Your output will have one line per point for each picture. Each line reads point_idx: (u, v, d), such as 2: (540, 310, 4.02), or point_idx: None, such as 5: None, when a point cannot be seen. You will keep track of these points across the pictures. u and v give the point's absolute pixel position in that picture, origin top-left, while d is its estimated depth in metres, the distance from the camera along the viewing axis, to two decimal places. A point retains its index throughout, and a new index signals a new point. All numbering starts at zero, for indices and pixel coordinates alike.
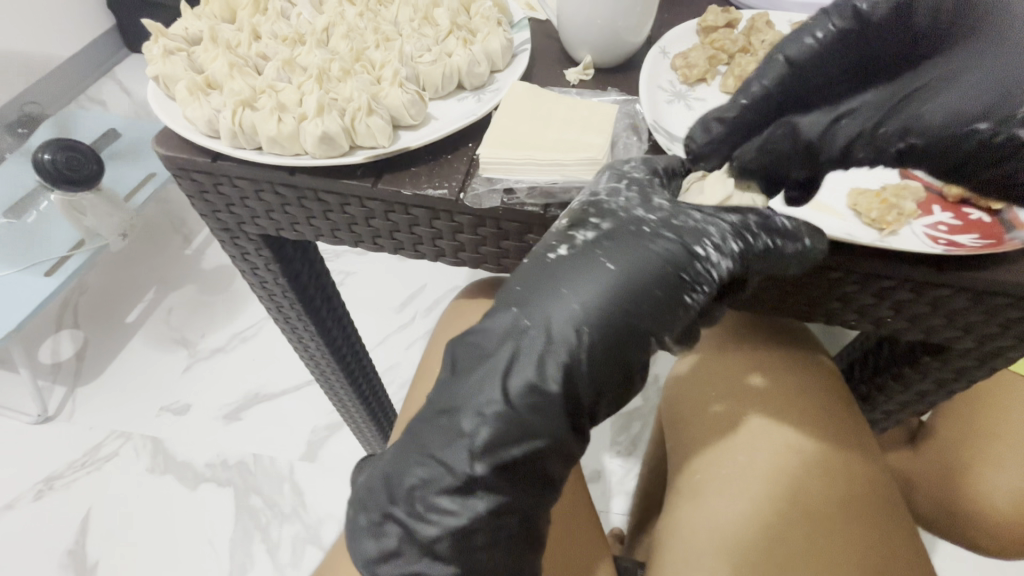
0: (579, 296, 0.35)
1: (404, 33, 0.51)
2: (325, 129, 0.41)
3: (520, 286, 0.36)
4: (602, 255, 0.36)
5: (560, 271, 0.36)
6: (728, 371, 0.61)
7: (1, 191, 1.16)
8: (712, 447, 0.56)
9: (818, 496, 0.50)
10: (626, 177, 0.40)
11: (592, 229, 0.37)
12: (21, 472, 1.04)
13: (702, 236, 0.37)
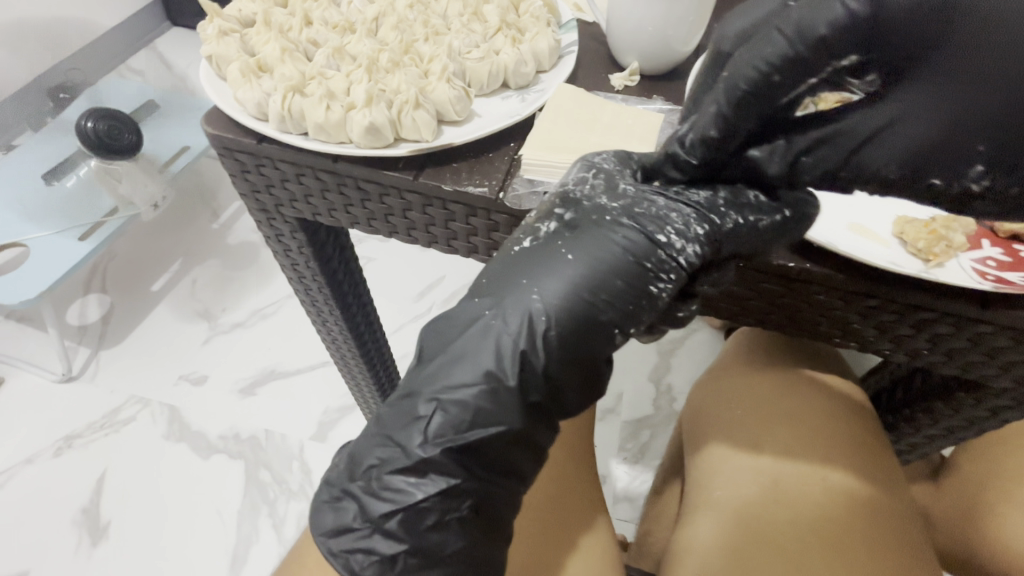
0: (540, 281, 0.35)
1: (453, 28, 0.52)
2: (373, 120, 0.42)
3: (523, 281, 0.35)
4: (564, 248, 0.35)
5: (524, 264, 0.35)
6: (740, 394, 0.62)
7: (42, 155, 1.19)
8: (707, 468, 0.57)
9: (829, 520, 0.50)
10: (595, 168, 0.39)
11: (555, 220, 0.37)
12: (43, 428, 1.07)
13: (662, 221, 0.36)
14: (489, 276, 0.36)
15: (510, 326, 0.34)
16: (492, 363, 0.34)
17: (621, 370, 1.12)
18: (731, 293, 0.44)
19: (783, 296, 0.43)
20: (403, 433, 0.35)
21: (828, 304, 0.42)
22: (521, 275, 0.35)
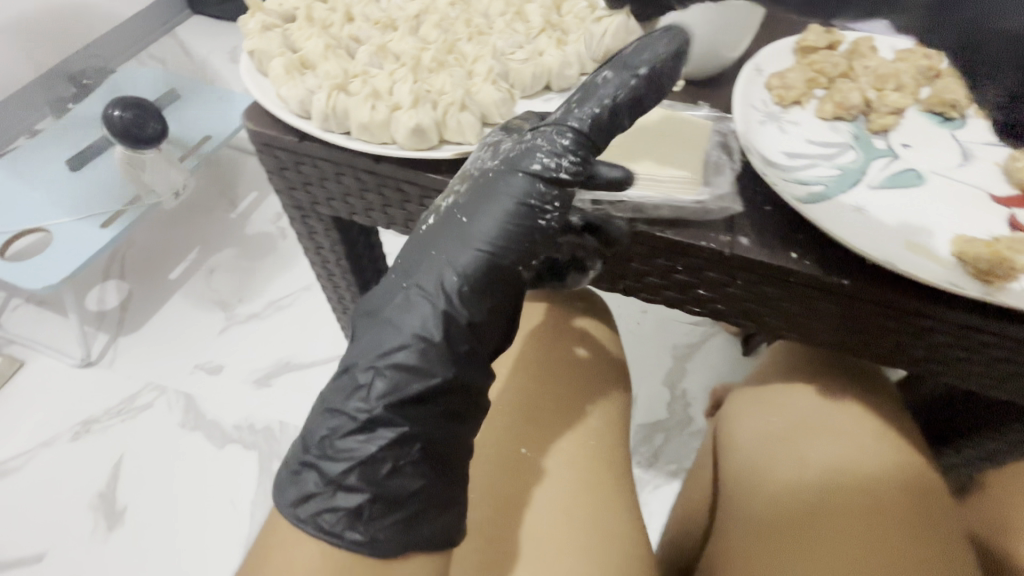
0: (440, 245, 0.38)
1: (496, 27, 0.51)
2: (419, 122, 0.41)
3: (434, 252, 0.38)
4: (462, 216, 0.38)
5: (429, 236, 0.38)
6: (781, 405, 0.62)
7: (66, 141, 1.19)
8: (732, 474, 0.58)
9: (887, 526, 0.49)
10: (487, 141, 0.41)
11: (452, 194, 0.40)
12: (61, 412, 1.08)
13: (534, 153, 0.38)
14: (409, 255, 0.39)
15: (414, 279, 0.38)
16: (418, 326, 0.36)
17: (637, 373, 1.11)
18: (780, 309, 0.43)
19: (835, 313, 0.42)
20: (348, 401, 0.36)
21: (880, 322, 0.41)
22: (434, 246, 0.38)
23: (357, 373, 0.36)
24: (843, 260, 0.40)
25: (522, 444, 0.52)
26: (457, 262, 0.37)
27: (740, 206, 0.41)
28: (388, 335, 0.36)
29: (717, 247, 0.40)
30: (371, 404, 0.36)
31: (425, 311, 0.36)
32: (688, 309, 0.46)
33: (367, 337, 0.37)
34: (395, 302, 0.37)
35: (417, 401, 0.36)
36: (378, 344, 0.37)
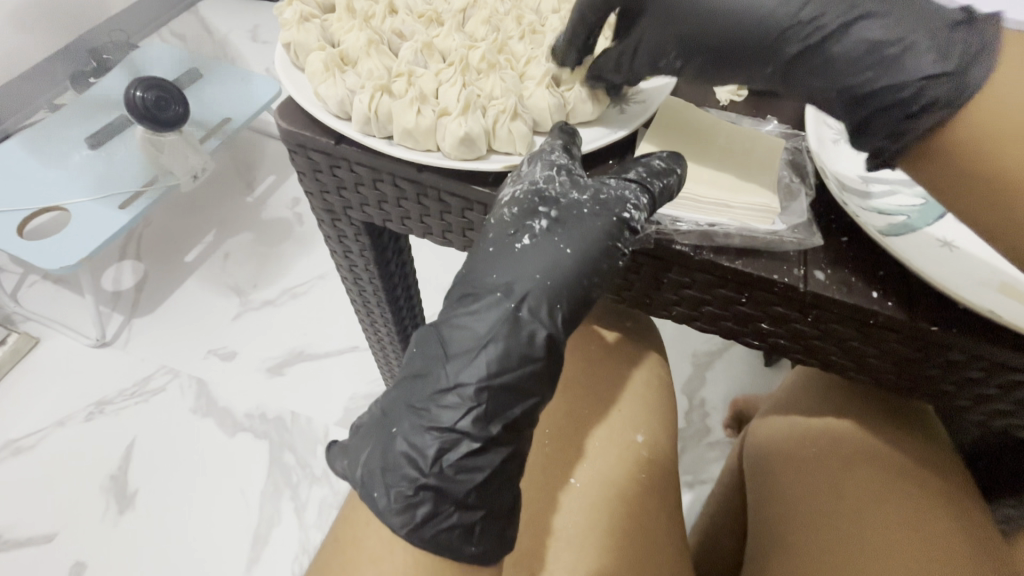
0: (529, 266, 0.37)
1: (549, 25, 0.47)
2: (468, 130, 0.38)
3: (497, 274, 0.37)
4: (564, 246, 0.37)
5: (520, 263, 0.37)
6: (812, 427, 0.56)
7: (86, 120, 1.17)
8: (768, 494, 0.54)
9: (931, 565, 0.45)
10: (557, 165, 0.38)
11: (542, 219, 0.37)
12: (75, 392, 1.07)
13: (622, 203, 0.37)
14: (483, 263, 0.37)
15: (488, 295, 0.37)
16: (516, 345, 0.35)
17: None
18: (851, 350, 0.39)
19: (914, 357, 0.38)
20: (438, 413, 0.35)
21: (965, 371, 0.37)
22: (501, 270, 0.37)
23: (452, 399, 0.35)
24: (931, 301, 0.36)
25: (571, 474, 0.49)
26: (536, 283, 0.36)
27: (818, 238, 0.38)
28: (481, 358, 0.35)
29: (792, 282, 0.36)
30: (469, 426, 0.35)
31: (517, 338, 0.35)
32: (749, 340, 0.42)
33: (458, 361, 0.36)
34: (473, 325, 0.36)
35: (514, 411, 0.36)
36: (474, 366, 0.35)
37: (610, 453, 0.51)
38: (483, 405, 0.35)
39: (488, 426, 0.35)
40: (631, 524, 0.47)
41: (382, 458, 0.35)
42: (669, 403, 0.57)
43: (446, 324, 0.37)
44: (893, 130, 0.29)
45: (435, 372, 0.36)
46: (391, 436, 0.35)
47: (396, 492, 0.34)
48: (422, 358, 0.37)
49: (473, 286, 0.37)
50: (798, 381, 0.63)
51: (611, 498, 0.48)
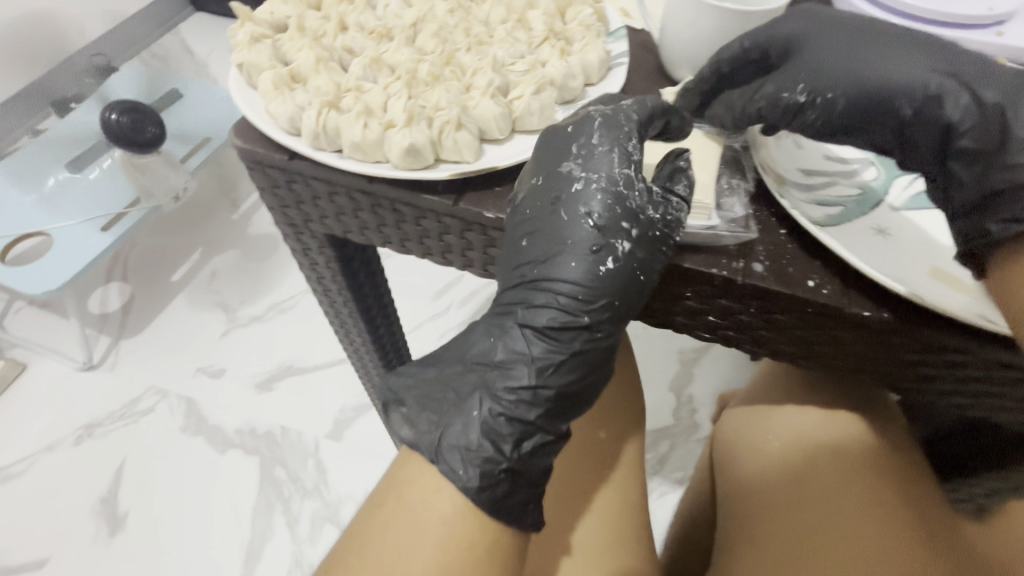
0: (605, 285, 0.37)
1: (497, 36, 0.48)
2: (413, 141, 0.39)
3: (574, 291, 0.38)
4: (640, 270, 0.37)
5: (594, 281, 0.38)
6: (777, 421, 0.58)
7: (64, 144, 1.16)
8: (738, 494, 0.54)
9: (885, 542, 0.46)
10: (632, 162, 0.39)
11: (623, 239, 0.37)
12: (65, 416, 1.07)
13: (678, 226, 0.38)
14: (555, 270, 0.38)
15: (572, 312, 0.38)
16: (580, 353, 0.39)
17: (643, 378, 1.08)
18: (794, 338, 0.40)
19: (858, 343, 0.39)
20: (518, 409, 0.38)
21: (904, 353, 0.38)
22: (584, 290, 0.38)
23: (527, 396, 0.38)
24: (861, 287, 0.37)
25: None
26: (610, 306, 0.38)
27: (753, 231, 0.39)
28: (559, 370, 0.38)
29: (729, 274, 0.37)
30: (544, 422, 0.39)
31: (587, 356, 0.39)
32: (699, 333, 0.43)
33: (541, 368, 0.38)
34: (552, 337, 0.38)
35: (573, 411, 0.40)
36: (554, 375, 0.38)
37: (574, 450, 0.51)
38: (554, 404, 0.39)
39: (558, 423, 0.40)
40: (589, 517, 0.48)
41: (461, 434, 0.37)
42: (635, 396, 0.58)
43: (523, 334, 0.39)
44: (1014, 215, 0.33)
45: (517, 370, 0.38)
46: (476, 422, 0.37)
47: (475, 469, 0.36)
48: (505, 351, 0.39)
49: (556, 295, 0.38)
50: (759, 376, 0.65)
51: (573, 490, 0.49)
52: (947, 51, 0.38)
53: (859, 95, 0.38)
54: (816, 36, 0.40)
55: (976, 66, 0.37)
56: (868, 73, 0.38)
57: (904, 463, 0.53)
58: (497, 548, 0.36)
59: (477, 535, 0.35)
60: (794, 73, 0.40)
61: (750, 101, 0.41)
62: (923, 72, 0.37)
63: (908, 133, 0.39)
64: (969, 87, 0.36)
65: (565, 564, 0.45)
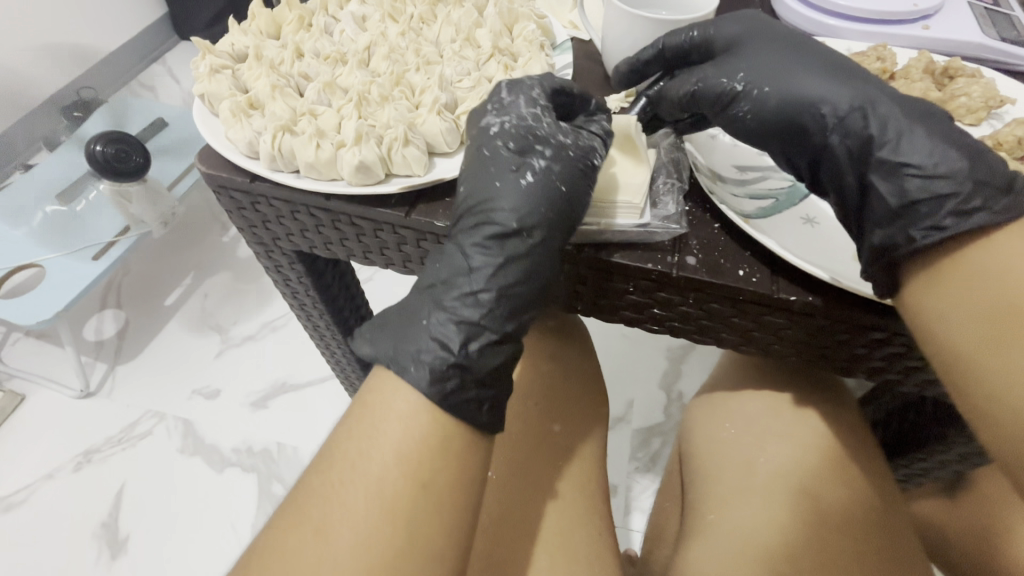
0: (529, 197, 0.39)
1: (445, 55, 0.51)
2: (362, 158, 0.41)
3: (505, 205, 0.39)
4: (558, 184, 0.39)
5: (517, 196, 0.39)
6: (732, 412, 0.61)
7: (50, 175, 1.16)
8: (704, 495, 0.55)
9: (822, 519, 0.49)
10: (538, 104, 0.42)
11: (538, 159, 0.40)
12: (59, 446, 1.05)
13: (590, 153, 0.41)
14: (482, 189, 0.39)
15: (502, 223, 0.39)
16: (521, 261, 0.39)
17: (631, 376, 1.05)
18: (733, 325, 0.43)
19: (791, 327, 0.41)
20: (464, 309, 0.38)
21: (834, 335, 0.41)
22: (509, 203, 0.39)
23: (470, 300, 0.38)
24: (789, 276, 0.40)
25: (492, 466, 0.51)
26: (540, 217, 0.39)
27: (686, 226, 0.42)
28: (499, 274, 0.39)
29: (664, 269, 0.40)
30: (492, 321, 0.39)
31: (526, 261, 0.39)
32: (647, 326, 0.47)
33: (481, 273, 0.38)
34: (488, 247, 0.39)
35: (526, 315, 0.40)
36: (495, 277, 0.39)
37: (532, 442, 0.53)
38: (501, 304, 0.39)
39: (507, 323, 0.39)
40: (556, 507, 0.50)
41: (411, 341, 0.38)
42: (596, 389, 0.61)
43: (461, 246, 0.39)
44: (931, 227, 0.34)
45: (459, 281, 0.39)
46: (424, 329, 0.38)
47: (427, 367, 0.36)
48: (449, 271, 0.39)
49: (486, 216, 0.39)
50: (727, 366, 0.67)
51: (532, 481, 0.51)
52: (865, 74, 0.40)
53: (787, 99, 0.39)
54: (757, 41, 0.42)
55: (895, 98, 0.38)
56: (801, 85, 0.39)
57: (862, 458, 0.55)
58: (453, 449, 0.35)
59: (431, 431, 0.35)
60: (738, 66, 0.41)
61: (685, 87, 0.42)
62: (845, 89, 0.39)
63: (827, 149, 0.39)
64: (887, 117, 0.37)
65: (536, 551, 0.47)
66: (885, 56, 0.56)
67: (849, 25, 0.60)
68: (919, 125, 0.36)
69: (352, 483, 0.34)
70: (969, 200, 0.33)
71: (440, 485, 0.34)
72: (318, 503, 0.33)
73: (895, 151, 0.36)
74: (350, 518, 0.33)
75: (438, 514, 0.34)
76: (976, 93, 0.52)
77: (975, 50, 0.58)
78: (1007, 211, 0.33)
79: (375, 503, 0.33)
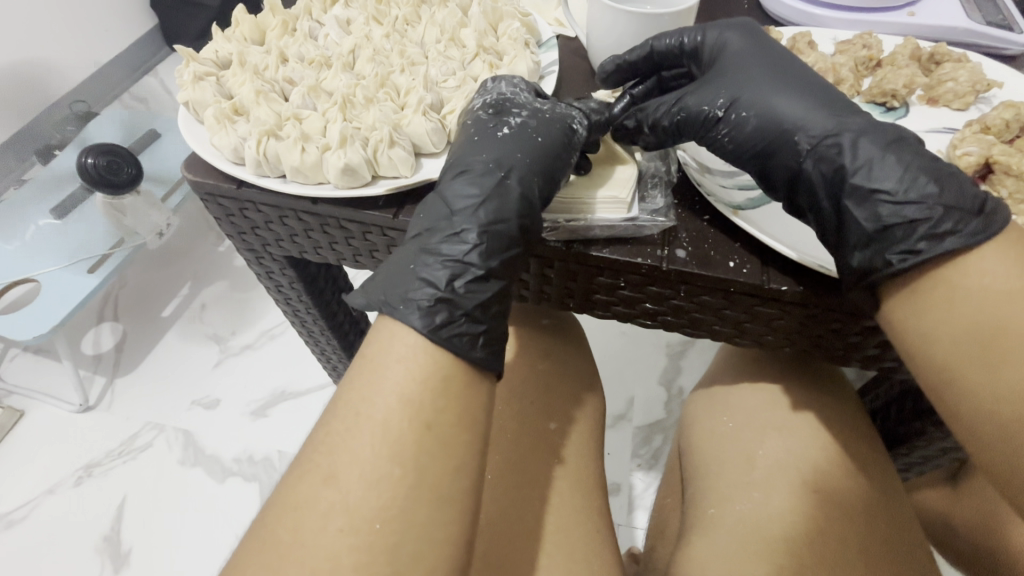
0: (506, 146, 0.41)
1: (430, 56, 0.51)
2: (347, 161, 0.41)
3: (484, 154, 0.40)
4: (535, 134, 0.41)
5: (493, 146, 0.41)
6: (731, 405, 0.60)
7: (42, 189, 1.15)
8: (708, 489, 0.55)
9: (823, 500, 0.50)
10: (519, 84, 0.46)
11: (513, 119, 0.43)
12: (59, 461, 1.05)
13: (568, 115, 0.43)
14: (463, 148, 0.42)
15: (481, 169, 0.40)
16: (505, 198, 0.39)
17: (631, 373, 1.04)
18: (727, 318, 0.43)
19: (785, 317, 0.41)
20: (447, 248, 0.38)
21: (827, 323, 0.40)
22: (487, 151, 0.41)
23: (455, 241, 0.38)
24: (780, 266, 0.39)
25: (487, 467, 0.51)
26: (518, 159, 0.40)
27: (675, 220, 0.42)
28: (480, 211, 0.38)
29: (654, 263, 0.40)
30: (478, 257, 0.38)
31: (506, 198, 0.39)
32: (642, 321, 0.47)
33: (462, 214, 0.39)
34: (467, 188, 0.39)
35: (512, 253, 0.39)
36: (475, 214, 0.38)
37: (526, 442, 0.53)
38: (488, 241, 0.38)
39: (492, 260, 0.38)
40: (554, 507, 0.50)
41: (396, 285, 0.37)
42: (592, 386, 0.61)
43: (443, 191, 0.40)
44: (905, 252, 0.34)
45: (443, 225, 0.39)
46: (408, 273, 0.38)
47: (416, 307, 0.36)
48: (429, 222, 0.39)
49: (464, 165, 0.40)
50: (724, 359, 0.67)
51: (528, 481, 0.51)
52: (836, 99, 0.40)
53: (761, 123, 0.40)
54: (734, 63, 0.42)
55: (877, 134, 0.37)
56: (774, 113, 0.39)
57: (864, 453, 0.54)
58: (454, 389, 0.34)
59: (433, 370, 0.34)
60: (716, 90, 0.41)
61: (667, 114, 0.41)
62: (822, 116, 0.39)
63: (802, 174, 0.39)
64: (861, 150, 0.37)
65: (536, 552, 0.47)
66: (870, 44, 0.55)
67: (833, 15, 0.60)
68: (890, 151, 0.36)
69: (358, 426, 0.33)
70: (940, 224, 0.33)
71: (445, 422, 0.33)
72: (327, 449, 0.33)
73: (868, 182, 0.36)
74: (358, 460, 0.32)
75: (447, 451, 0.33)
76: (962, 78, 0.52)
77: (960, 35, 0.58)
78: (979, 232, 0.32)
79: (381, 445, 0.32)
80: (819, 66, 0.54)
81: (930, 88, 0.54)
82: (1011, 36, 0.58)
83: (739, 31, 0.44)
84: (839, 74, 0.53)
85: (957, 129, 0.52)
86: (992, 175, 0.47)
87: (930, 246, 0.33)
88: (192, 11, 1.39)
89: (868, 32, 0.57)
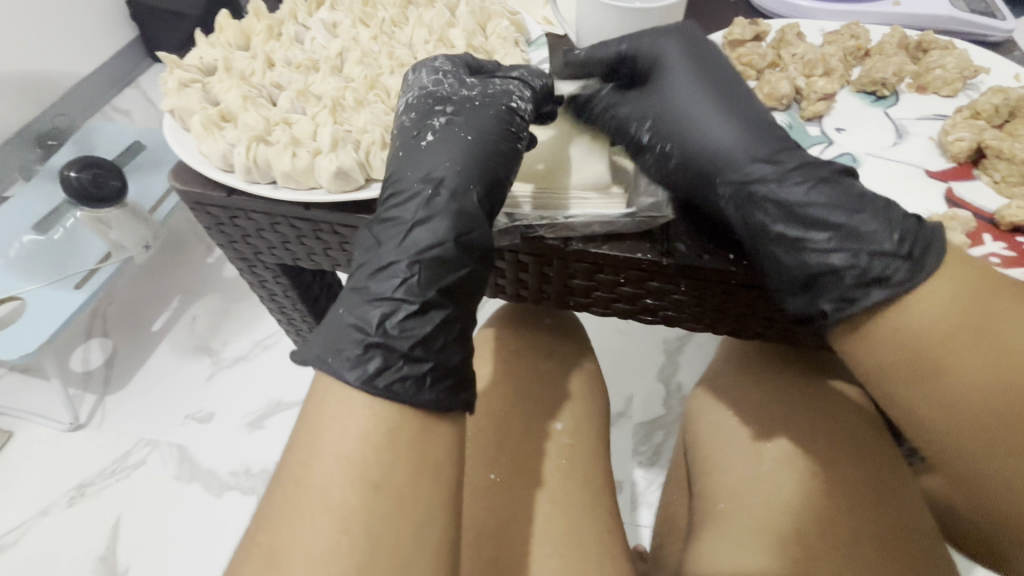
0: (432, 158, 0.39)
1: (419, 57, 0.50)
2: (340, 164, 0.40)
3: (412, 171, 0.39)
4: (466, 135, 0.40)
5: (422, 160, 0.39)
6: (734, 399, 0.60)
7: (24, 206, 1.13)
8: (717, 484, 0.54)
9: (827, 491, 0.50)
10: (441, 70, 0.44)
11: (440, 119, 0.41)
12: (51, 482, 1.02)
13: (509, 94, 0.43)
14: (396, 167, 0.40)
15: (411, 187, 0.39)
16: (436, 219, 0.37)
17: (631, 371, 1.04)
18: (726, 309, 0.43)
19: (786, 307, 0.41)
20: (379, 284, 0.37)
21: None
22: (416, 167, 0.39)
23: (387, 276, 0.37)
24: None
25: (491, 469, 0.51)
26: (447, 169, 0.39)
27: (674, 213, 0.42)
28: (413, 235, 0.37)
29: (655, 257, 0.40)
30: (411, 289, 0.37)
31: (439, 214, 0.38)
32: (645, 318, 0.46)
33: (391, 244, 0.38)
34: (396, 217, 0.38)
35: (454, 275, 0.38)
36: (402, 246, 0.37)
37: (529, 442, 0.53)
38: (429, 268, 0.37)
39: (427, 290, 0.37)
40: (563, 508, 0.49)
41: (331, 335, 0.36)
42: (595, 384, 0.61)
43: (376, 226, 0.39)
44: (843, 297, 0.36)
45: (375, 258, 0.38)
46: (342, 316, 0.37)
47: (350, 354, 0.35)
48: (366, 254, 0.38)
49: (395, 188, 0.39)
50: (723, 354, 0.67)
51: (533, 482, 0.50)
52: (760, 128, 0.41)
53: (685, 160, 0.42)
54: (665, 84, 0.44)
55: (806, 172, 0.38)
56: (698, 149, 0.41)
57: (870, 440, 0.54)
58: (404, 436, 0.34)
59: (376, 428, 0.33)
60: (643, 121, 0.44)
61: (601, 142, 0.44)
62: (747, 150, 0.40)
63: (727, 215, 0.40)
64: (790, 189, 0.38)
65: (546, 556, 0.46)
66: (858, 33, 0.56)
67: (820, 6, 0.61)
68: (818, 171, 0.38)
69: (305, 503, 0.32)
70: (868, 273, 0.35)
71: (393, 484, 0.33)
72: (274, 531, 0.32)
73: (799, 234, 0.37)
74: (307, 539, 0.31)
75: (399, 515, 0.32)
76: (950, 65, 0.53)
77: (945, 23, 0.59)
78: (911, 278, 0.34)
79: (327, 524, 0.31)
80: (808, 56, 0.53)
81: (919, 76, 0.54)
82: (995, 23, 0.58)
83: (677, 42, 0.44)
84: (829, 63, 0.53)
85: (948, 115, 0.52)
86: (983, 160, 0.47)
87: (865, 298, 0.35)
88: (173, 21, 1.36)
89: (855, 22, 0.58)
